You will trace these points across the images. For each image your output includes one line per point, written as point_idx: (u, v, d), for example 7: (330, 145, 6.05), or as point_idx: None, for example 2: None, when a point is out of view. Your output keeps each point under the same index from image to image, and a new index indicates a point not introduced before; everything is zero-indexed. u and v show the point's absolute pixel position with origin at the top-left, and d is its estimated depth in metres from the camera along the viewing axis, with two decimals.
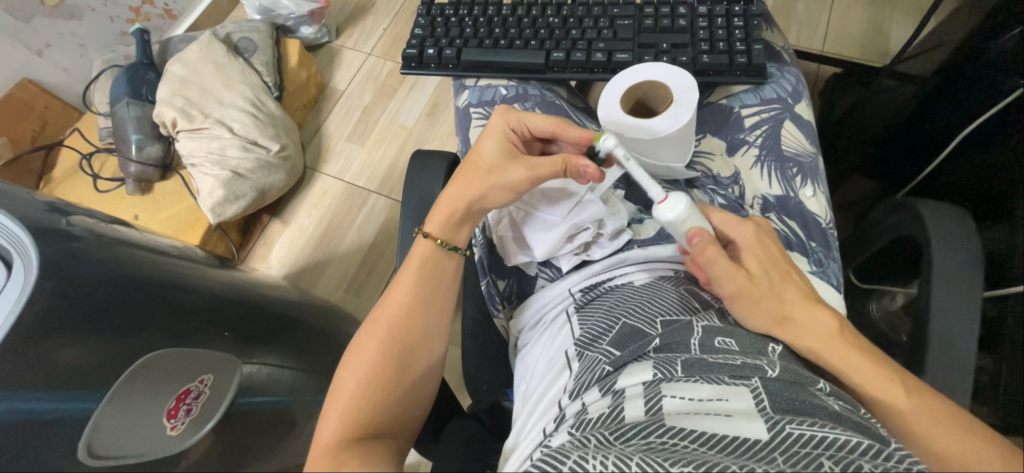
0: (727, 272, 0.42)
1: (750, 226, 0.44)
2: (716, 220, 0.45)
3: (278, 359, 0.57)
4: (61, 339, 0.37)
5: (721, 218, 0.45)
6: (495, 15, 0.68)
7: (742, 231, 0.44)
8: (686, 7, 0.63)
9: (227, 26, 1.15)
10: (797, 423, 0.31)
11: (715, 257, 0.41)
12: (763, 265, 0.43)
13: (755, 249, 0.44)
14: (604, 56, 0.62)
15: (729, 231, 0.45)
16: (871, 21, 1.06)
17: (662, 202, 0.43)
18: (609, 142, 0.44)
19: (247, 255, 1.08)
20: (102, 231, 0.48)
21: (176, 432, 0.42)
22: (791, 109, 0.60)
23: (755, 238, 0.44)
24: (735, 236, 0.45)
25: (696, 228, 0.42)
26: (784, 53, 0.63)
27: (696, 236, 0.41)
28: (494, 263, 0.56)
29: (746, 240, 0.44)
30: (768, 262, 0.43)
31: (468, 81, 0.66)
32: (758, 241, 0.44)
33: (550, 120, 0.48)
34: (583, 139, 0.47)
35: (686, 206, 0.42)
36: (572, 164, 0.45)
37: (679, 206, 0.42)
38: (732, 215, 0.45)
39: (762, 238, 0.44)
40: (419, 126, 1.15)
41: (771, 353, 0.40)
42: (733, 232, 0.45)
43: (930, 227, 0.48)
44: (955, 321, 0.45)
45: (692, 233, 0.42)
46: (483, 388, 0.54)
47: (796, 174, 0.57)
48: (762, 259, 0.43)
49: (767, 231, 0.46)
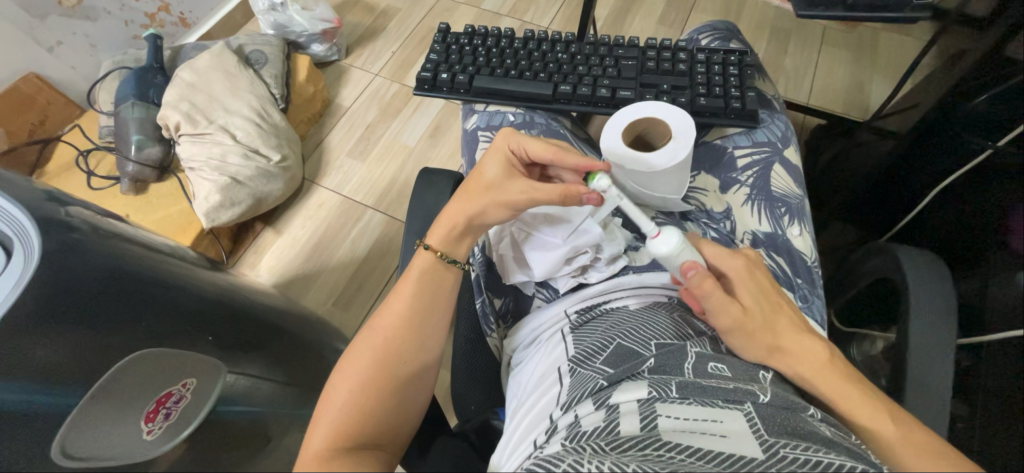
0: (721, 306, 0.42)
1: (739, 259, 0.45)
2: (707, 253, 0.46)
3: (261, 370, 0.53)
4: (39, 337, 0.37)
5: (712, 252, 0.46)
6: (506, 47, 0.71)
7: (731, 264, 0.45)
8: (686, 53, 0.68)
9: (240, 38, 1.18)
10: (792, 447, 0.33)
11: (710, 290, 0.42)
12: (754, 297, 0.44)
13: (746, 281, 0.44)
14: (608, 91, 0.66)
15: (720, 264, 0.45)
16: (851, 80, 1.13)
17: (656, 237, 0.44)
18: (602, 183, 0.47)
19: (236, 262, 1.07)
20: (101, 225, 0.47)
21: (150, 437, 0.39)
22: (781, 153, 0.63)
23: (745, 271, 0.45)
24: (725, 268, 0.45)
25: (690, 262, 0.43)
26: (775, 101, 0.68)
27: (690, 269, 0.43)
28: (492, 281, 0.57)
29: (737, 272, 0.45)
30: (759, 294, 0.44)
31: (477, 106, 0.69)
32: (749, 272, 0.45)
33: (549, 149, 0.49)
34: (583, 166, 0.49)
35: (679, 240, 0.44)
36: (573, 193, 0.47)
37: (672, 240, 0.44)
38: (723, 247, 0.46)
39: (752, 270, 0.45)
40: (421, 146, 1.17)
41: (763, 380, 0.42)
42: (724, 265, 0.45)
43: (908, 269, 0.51)
44: (931, 361, 0.47)
45: (687, 267, 0.43)
46: (471, 408, 0.54)
47: (785, 213, 0.59)
48: (753, 291, 0.44)
49: (757, 264, 0.46)
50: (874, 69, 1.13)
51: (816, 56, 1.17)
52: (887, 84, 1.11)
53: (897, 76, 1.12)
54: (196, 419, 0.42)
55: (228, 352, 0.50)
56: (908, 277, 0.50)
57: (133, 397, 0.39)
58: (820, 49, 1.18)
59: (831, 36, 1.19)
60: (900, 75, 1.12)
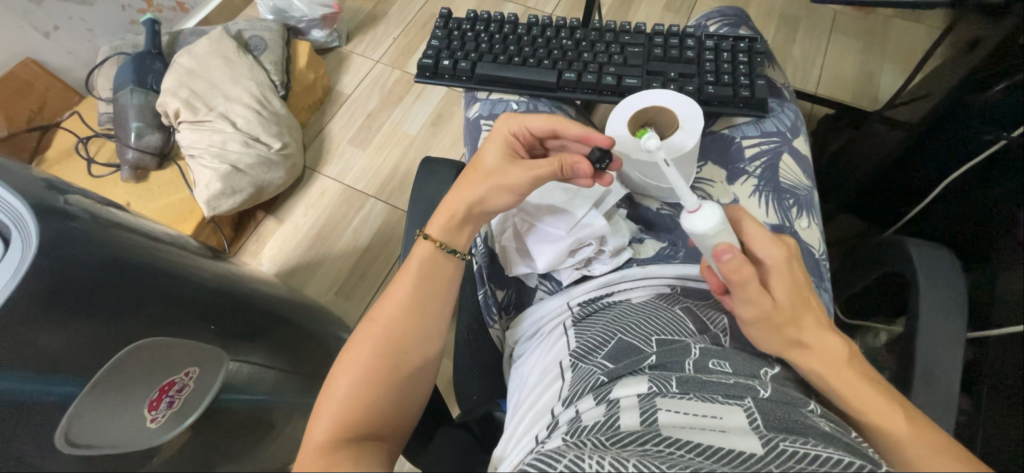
0: (754, 294, 0.41)
1: (782, 249, 0.43)
2: (748, 237, 0.44)
3: (264, 359, 0.56)
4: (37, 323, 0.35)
5: (754, 238, 0.43)
6: (510, 33, 0.70)
7: (775, 252, 0.43)
8: (694, 40, 0.66)
9: (239, 23, 1.16)
10: (790, 441, 0.33)
11: (745, 276, 0.40)
12: (789, 291, 0.42)
13: (784, 271, 0.42)
14: (614, 79, 0.64)
15: (759, 250, 0.43)
16: (862, 69, 1.11)
17: (694, 212, 0.42)
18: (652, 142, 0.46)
19: (238, 250, 1.06)
20: (101, 214, 0.45)
21: (155, 424, 0.40)
22: (790, 143, 0.62)
23: (785, 261, 0.43)
24: (765, 256, 0.43)
25: (726, 244, 0.41)
26: (785, 90, 0.66)
27: (725, 252, 0.40)
28: (494, 273, 0.56)
29: (776, 261, 0.43)
30: (793, 288, 0.43)
31: (480, 94, 0.68)
32: (789, 264, 0.43)
33: (550, 119, 0.50)
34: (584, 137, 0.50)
35: (720, 219, 0.41)
36: (566, 163, 0.47)
37: (714, 219, 0.41)
38: (767, 232, 0.43)
39: (792, 262, 0.43)
40: (422, 135, 1.16)
41: (763, 376, 0.41)
42: (763, 252, 0.43)
43: (918, 263, 0.50)
44: (939, 355, 0.46)
45: (721, 250, 0.41)
46: (473, 398, 0.54)
47: (793, 205, 0.59)
48: (789, 285, 0.42)
49: (797, 255, 0.44)
50: (885, 57, 1.11)
51: (826, 44, 1.14)
52: (898, 73, 1.09)
53: (909, 65, 1.09)
54: (199, 407, 0.45)
55: (229, 340, 0.52)
56: (918, 273, 0.50)
57: (136, 390, 0.40)
58: (831, 37, 1.15)
59: (841, 23, 1.16)
60: (913, 64, 1.09)
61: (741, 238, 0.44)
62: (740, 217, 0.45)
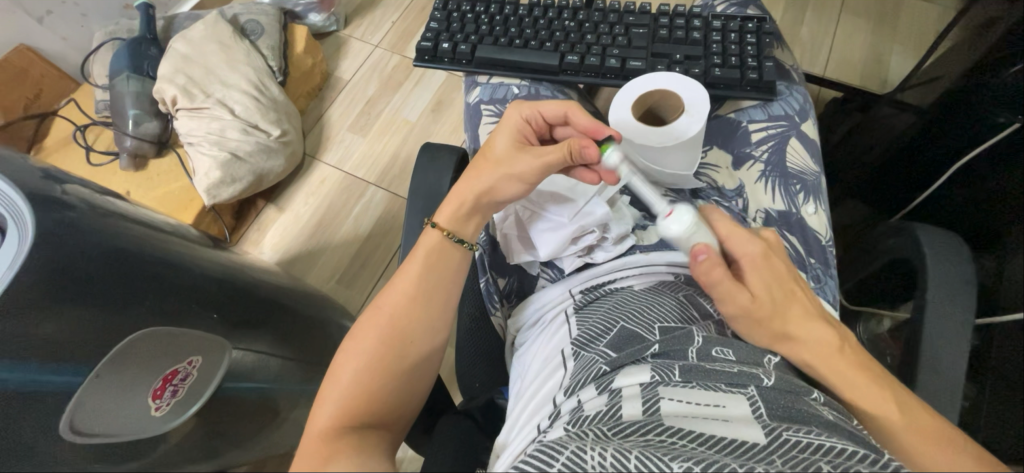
0: (729, 292, 0.42)
1: (758, 244, 0.44)
2: (722, 233, 0.45)
3: (266, 346, 0.57)
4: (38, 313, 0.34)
5: (729, 235, 0.45)
6: (512, 15, 0.68)
7: (749, 248, 0.44)
8: (701, 20, 0.64)
9: (234, 7, 1.14)
10: (794, 430, 0.32)
11: (717, 276, 0.42)
12: (768, 286, 0.43)
13: (760, 266, 0.44)
14: (618, 62, 0.63)
15: (734, 247, 0.45)
16: (871, 50, 1.08)
17: (668, 216, 0.44)
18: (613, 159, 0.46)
19: (239, 239, 1.06)
20: (100, 202, 0.44)
21: (159, 412, 0.43)
22: (798, 127, 0.61)
23: (762, 256, 0.44)
24: (740, 253, 0.44)
25: (701, 244, 0.42)
26: (794, 72, 0.65)
27: (701, 253, 0.42)
28: (496, 262, 0.56)
29: (751, 257, 0.44)
30: (772, 281, 0.43)
31: (481, 78, 0.66)
32: (765, 258, 0.44)
33: (563, 104, 0.49)
34: (593, 128, 0.48)
35: (691, 220, 0.43)
36: (575, 147, 0.45)
37: (685, 220, 0.43)
38: (740, 228, 0.45)
39: (769, 255, 0.44)
40: (422, 121, 1.15)
41: (767, 363, 0.41)
42: (738, 249, 0.44)
43: (926, 250, 0.49)
44: (944, 342, 0.46)
45: (698, 250, 0.42)
46: (476, 386, 0.54)
47: (800, 190, 0.58)
48: (767, 279, 0.43)
49: (774, 250, 0.45)
50: (895, 38, 1.08)
51: (835, 24, 1.11)
52: (908, 55, 1.06)
53: (919, 46, 1.06)
54: (201, 394, 0.47)
55: (233, 329, 0.52)
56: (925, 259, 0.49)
57: (138, 381, 0.41)
58: (840, 17, 1.12)
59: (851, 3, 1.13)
60: (923, 46, 1.06)
61: (717, 236, 0.45)
62: (715, 214, 0.46)
